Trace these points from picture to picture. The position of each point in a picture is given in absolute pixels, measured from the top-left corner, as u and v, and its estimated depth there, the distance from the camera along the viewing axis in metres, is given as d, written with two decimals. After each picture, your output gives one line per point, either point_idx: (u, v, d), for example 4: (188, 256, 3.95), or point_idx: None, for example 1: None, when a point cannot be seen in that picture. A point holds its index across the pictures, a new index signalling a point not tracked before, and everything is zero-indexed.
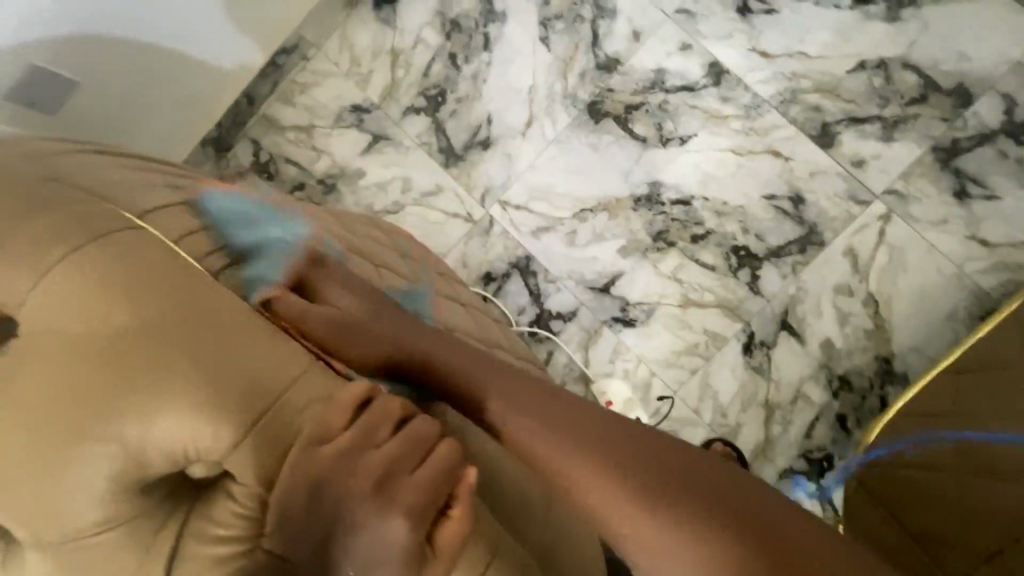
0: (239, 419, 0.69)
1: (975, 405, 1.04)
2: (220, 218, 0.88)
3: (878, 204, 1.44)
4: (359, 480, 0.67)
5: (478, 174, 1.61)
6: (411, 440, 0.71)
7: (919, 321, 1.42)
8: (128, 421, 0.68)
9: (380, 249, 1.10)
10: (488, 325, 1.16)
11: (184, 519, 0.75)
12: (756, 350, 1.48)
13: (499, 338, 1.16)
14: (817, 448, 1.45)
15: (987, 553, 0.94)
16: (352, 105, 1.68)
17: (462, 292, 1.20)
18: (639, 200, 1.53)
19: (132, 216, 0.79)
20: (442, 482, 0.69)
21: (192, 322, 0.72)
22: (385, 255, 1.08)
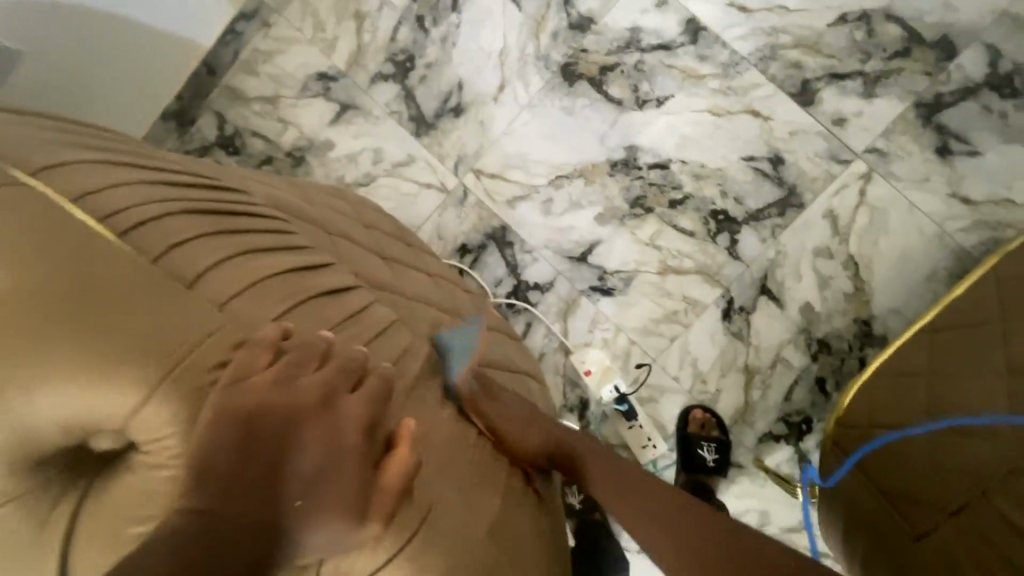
0: (146, 383, 0.66)
1: (956, 364, 1.03)
2: (139, 177, 0.79)
3: (859, 163, 1.40)
4: (304, 400, 0.70)
5: (450, 143, 1.56)
6: (343, 367, 0.75)
7: (899, 282, 1.40)
8: (14, 390, 0.62)
9: (338, 218, 1.03)
10: (452, 296, 1.12)
11: (82, 496, 0.69)
12: (735, 315, 1.46)
13: (464, 309, 1.11)
14: (796, 411, 1.45)
15: (955, 506, 0.91)
16: (318, 73, 1.62)
17: (429, 264, 1.16)
18: (615, 165, 1.49)
19: (22, 172, 0.70)
20: (380, 401, 0.76)
21: (108, 288, 0.67)
22: (340, 223, 1.02)
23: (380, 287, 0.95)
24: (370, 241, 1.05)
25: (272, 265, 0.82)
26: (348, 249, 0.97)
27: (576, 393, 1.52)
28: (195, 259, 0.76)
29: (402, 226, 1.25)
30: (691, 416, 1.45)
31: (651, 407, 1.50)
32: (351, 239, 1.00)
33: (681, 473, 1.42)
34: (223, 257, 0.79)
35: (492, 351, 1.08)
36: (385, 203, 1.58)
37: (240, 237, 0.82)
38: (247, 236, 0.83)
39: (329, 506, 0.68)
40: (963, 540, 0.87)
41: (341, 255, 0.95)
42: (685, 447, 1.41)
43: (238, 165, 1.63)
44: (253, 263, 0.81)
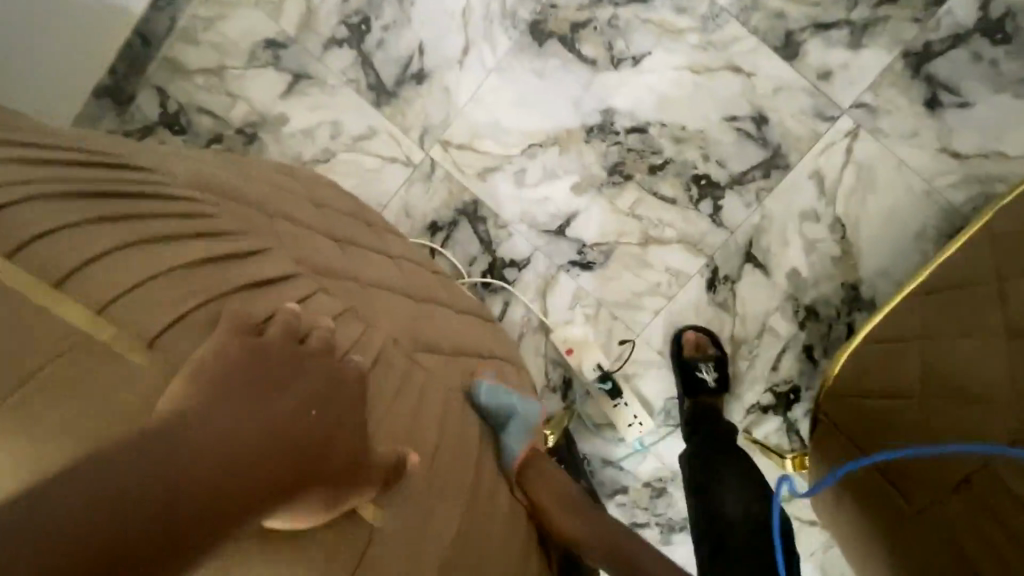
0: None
1: (946, 327, 1.00)
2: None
3: (845, 119, 1.33)
4: (304, 360, 0.62)
5: (414, 113, 1.45)
6: (332, 344, 0.66)
7: (887, 243, 1.35)
8: None
9: (287, 197, 0.91)
10: (416, 279, 1.02)
11: None
12: (720, 285, 1.40)
13: (429, 293, 1.02)
14: (784, 381, 1.41)
15: (956, 480, 0.87)
16: (265, 40, 1.48)
17: (391, 244, 1.07)
18: (591, 130, 1.40)
19: None
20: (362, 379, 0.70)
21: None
22: (287, 201, 0.90)
23: (329, 276, 0.83)
24: (322, 222, 0.93)
25: (182, 255, 0.64)
26: (293, 235, 0.83)
27: (558, 372, 1.47)
28: (108, 278, 0.57)
29: (363, 205, 1.16)
30: (686, 338, 1.40)
31: (636, 383, 1.46)
32: (301, 218, 0.89)
33: (687, 399, 1.39)
34: (117, 242, 0.59)
35: (460, 336, 1.00)
36: (347, 180, 1.47)
37: (141, 223, 0.63)
38: (150, 222, 0.64)
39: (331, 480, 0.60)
40: (972, 518, 0.83)
41: (282, 241, 0.80)
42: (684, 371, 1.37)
43: (185, 145, 1.50)
44: (151, 253, 0.61)
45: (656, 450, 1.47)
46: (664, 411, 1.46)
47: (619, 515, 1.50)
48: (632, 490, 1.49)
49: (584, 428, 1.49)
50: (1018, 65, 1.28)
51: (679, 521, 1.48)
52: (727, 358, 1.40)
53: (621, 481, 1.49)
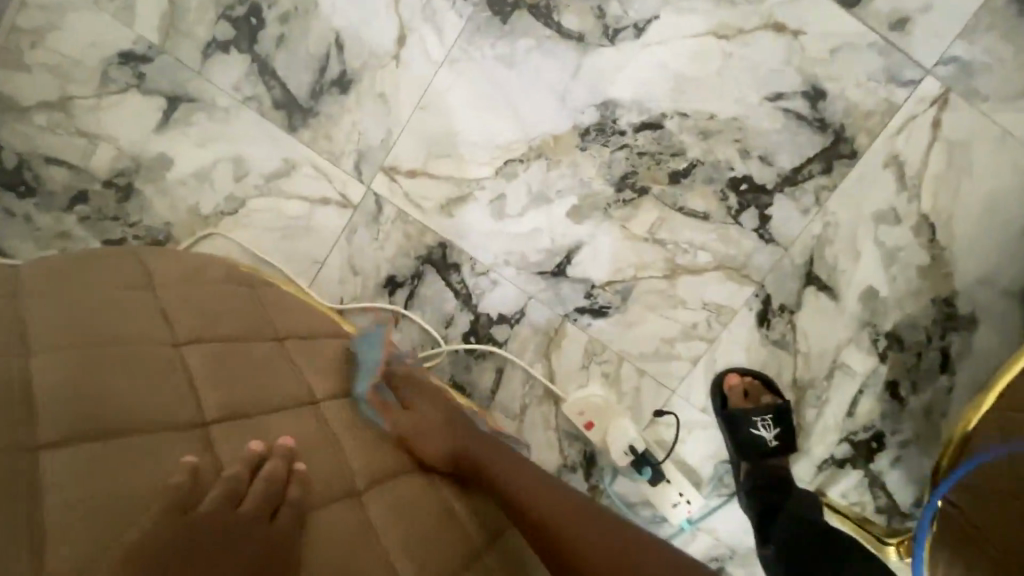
0: None
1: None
2: None
3: (929, 82, 0.98)
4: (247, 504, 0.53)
5: (342, 133, 1.06)
6: (272, 495, 0.55)
7: (989, 242, 1.02)
8: None
9: (99, 360, 0.55)
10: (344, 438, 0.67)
11: None
12: (775, 318, 1.07)
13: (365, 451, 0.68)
14: (863, 427, 1.10)
15: None
16: (121, 54, 1.06)
17: (302, 364, 0.71)
18: (587, 132, 1.03)
19: None
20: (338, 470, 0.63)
21: None
22: (96, 371, 0.54)
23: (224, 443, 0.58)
24: (162, 386, 0.57)
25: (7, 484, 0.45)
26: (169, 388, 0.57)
27: (576, 448, 1.14)
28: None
29: (280, 299, 0.79)
30: (728, 385, 1.08)
31: (676, 450, 1.13)
32: (111, 411, 0.52)
33: (742, 462, 1.07)
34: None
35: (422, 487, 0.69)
36: (267, 235, 1.09)
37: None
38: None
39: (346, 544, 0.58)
40: None
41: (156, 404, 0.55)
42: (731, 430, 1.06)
43: (33, 211, 1.08)
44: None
45: (707, 523, 1.15)
46: (714, 478, 1.14)
47: None
48: None
49: (614, 510, 1.17)
50: None
51: None
52: (788, 405, 1.08)
53: None
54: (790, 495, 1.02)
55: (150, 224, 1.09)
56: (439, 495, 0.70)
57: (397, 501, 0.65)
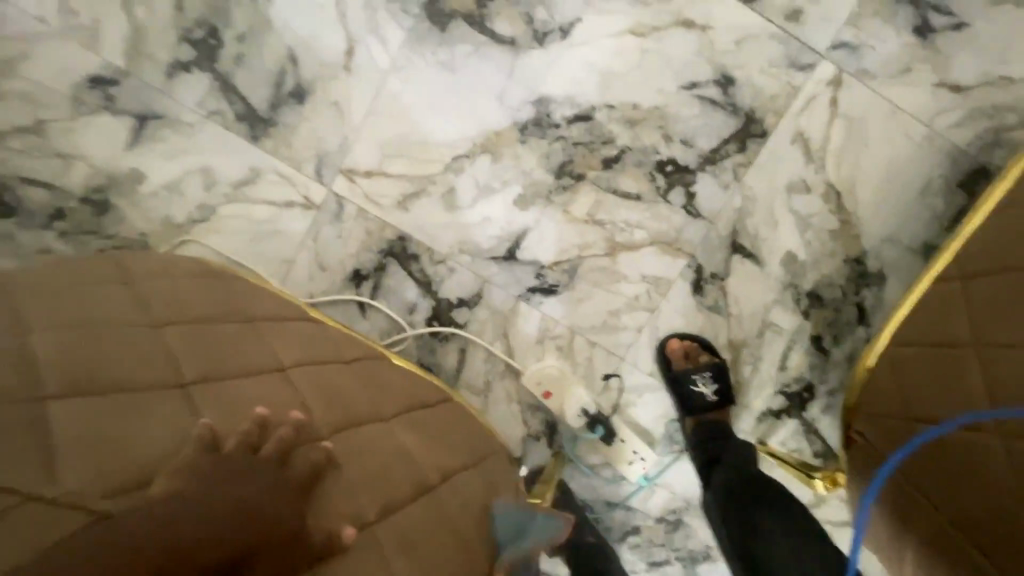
0: None
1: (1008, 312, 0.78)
2: None
3: (824, 66, 1.10)
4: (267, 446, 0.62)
5: (302, 141, 1.15)
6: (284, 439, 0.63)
7: (890, 205, 1.14)
8: None
9: (90, 335, 0.63)
10: (316, 400, 0.74)
11: None
12: (708, 285, 1.19)
13: (343, 408, 0.76)
14: (795, 380, 1.21)
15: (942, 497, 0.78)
16: (89, 78, 1.14)
17: (273, 340, 0.81)
18: (526, 127, 1.13)
19: None
20: (335, 414, 0.74)
21: None
22: (93, 347, 0.62)
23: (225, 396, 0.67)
24: (149, 357, 0.65)
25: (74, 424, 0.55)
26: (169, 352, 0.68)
27: (538, 418, 1.23)
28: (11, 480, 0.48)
29: (248, 293, 0.89)
30: (671, 349, 1.19)
31: (629, 413, 1.24)
32: (105, 376, 0.60)
33: (686, 418, 1.17)
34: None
35: (397, 436, 0.78)
36: (237, 239, 1.18)
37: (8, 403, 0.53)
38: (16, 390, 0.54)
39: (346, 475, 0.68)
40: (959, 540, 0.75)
41: (161, 367, 0.65)
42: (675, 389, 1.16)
43: (15, 230, 1.15)
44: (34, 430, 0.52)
45: (662, 479, 1.26)
46: (666, 436, 1.24)
47: (635, 558, 1.28)
48: (644, 529, 1.27)
49: (578, 473, 1.26)
50: None
51: (702, 551, 1.27)
52: (725, 364, 1.19)
53: (631, 521, 1.27)
54: (731, 444, 1.13)
55: (127, 235, 1.17)
56: (399, 440, 0.78)
57: (370, 447, 0.74)
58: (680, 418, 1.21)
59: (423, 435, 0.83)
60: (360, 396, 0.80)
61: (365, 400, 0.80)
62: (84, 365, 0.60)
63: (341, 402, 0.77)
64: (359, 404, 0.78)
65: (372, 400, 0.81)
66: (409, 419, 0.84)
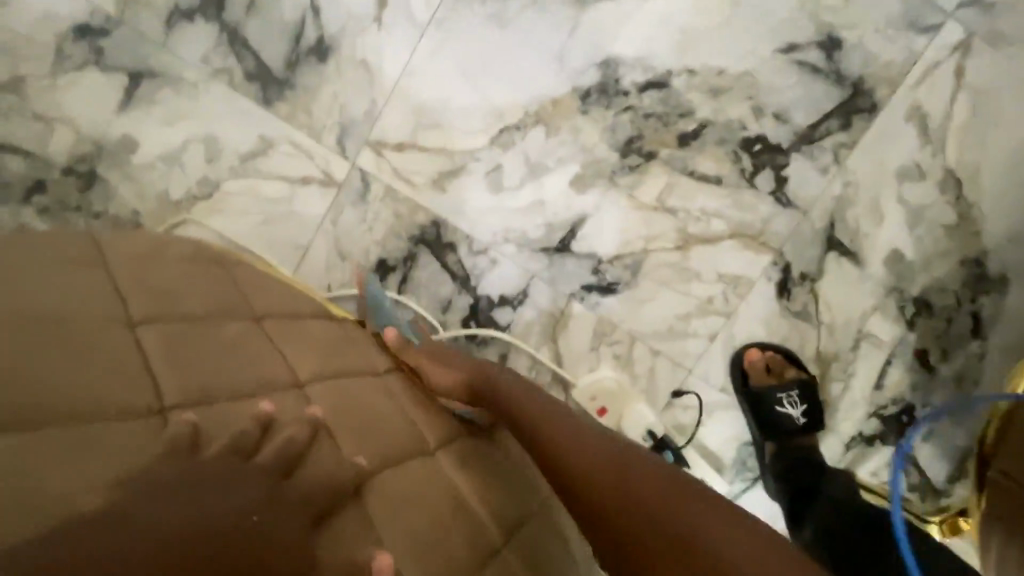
0: None
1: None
2: None
3: (951, 27, 0.92)
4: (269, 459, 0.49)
5: (322, 106, 0.98)
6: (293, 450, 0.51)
7: (1021, 197, 0.96)
8: None
9: (57, 340, 0.48)
10: (341, 422, 0.58)
11: None
12: (796, 287, 1.00)
13: (376, 434, 0.60)
14: (892, 401, 1.03)
15: None
16: (76, 28, 0.97)
17: (285, 343, 0.64)
18: (588, 94, 0.95)
19: None
20: (364, 437, 0.59)
21: None
22: (62, 357, 0.47)
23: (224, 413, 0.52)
24: (128, 369, 0.49)
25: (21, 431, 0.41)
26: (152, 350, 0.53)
27: None
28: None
29: (256, 282, 0.72)
30: (750, 362, 1.01)
31: (695, 434, 1.06)
32: (69, 381, 0.46)
33: (767, 443, 1.00)
34: None
35: (444, 473, 0.62)
36: (244, 220, 1.01)
37: None
38: None
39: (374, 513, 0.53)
40: None
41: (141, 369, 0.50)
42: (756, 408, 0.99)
43: None
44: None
45: None
46: (737, 463, 1.06)
47: None
48: None
49: None
50: None
51: None
52: (813, 380, 1.02)
53: None
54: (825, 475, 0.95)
55: (116, 213, 1.00)
56: (444, 475, 0.62)
57: (409, 485, 0.58)
58: (757, 441, 1.03)
59: (474, 469, 0.65)
60: (397, 416, 0.64)
61: (401, 423, 0.64)
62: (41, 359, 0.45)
63: (370, 424, 0.60)
64: (395, 427, 0.62)
65: (411, 422, 0.65)
66: (457, 444, 0.67)
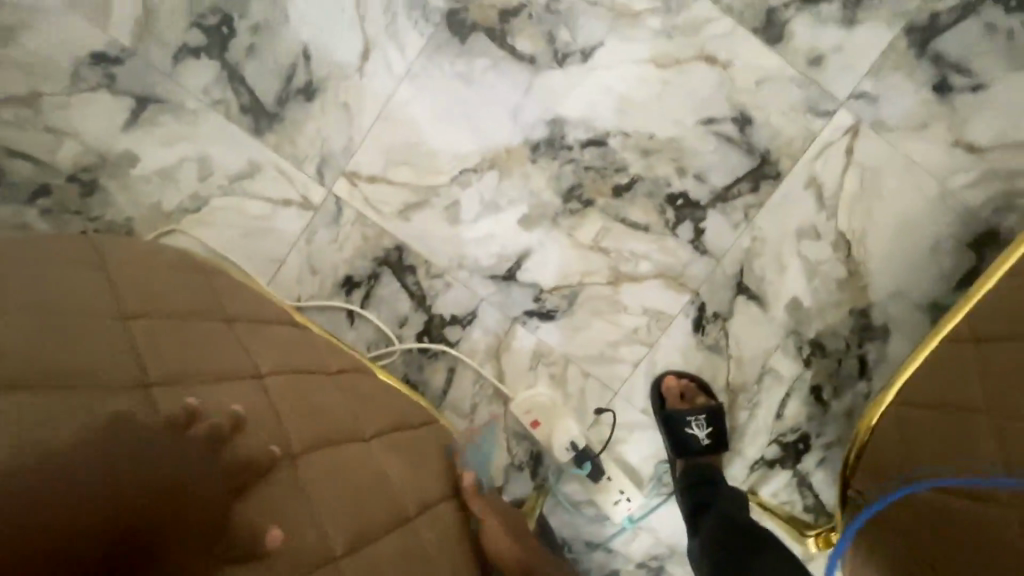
0: None
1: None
2: None
3: (843, 114, 1.09)
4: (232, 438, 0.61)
5: (306, 139, 1.12)
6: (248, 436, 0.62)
7: (899, 260, 1.12)
8: None
9: (51, 331, 0.56)
10: (295, 409, 0.70)
11: None
12: (710, 324, 1.15)
13: (323, 419, 0.72)
14: (790, 430, 1.17)
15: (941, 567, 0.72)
16: (92, 55, 1.10)
17: (251, 342, 0.76)
18: (538, 147, 1.11)
19: None
20: (314, 422, 0.71)
21: None
22: (46, 346, 0.54)
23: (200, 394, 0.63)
24: (123, 352, 0.60)
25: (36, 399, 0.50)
26: (141, 340, 0.63)
27: (523, 448, 1.18)
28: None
29: (226, 288, 0.84)
30: (667, 386, 1.14)
31: (619, 450, 1.19)
32: (78, 359, 0.56)
33: (677, 460, 1.12)
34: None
35: (376, 458, 0.75)
36: (228, 233, 1.13)
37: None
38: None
39: (314, 486, 0.65)
40: None
41: (132, 354, 0.61)
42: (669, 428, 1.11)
43: None
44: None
45: (648, 523, 1.20)
46: (654, 478, 1.19)
47: None
48: (623, 574, 1.21)
49: (560, 509, 1.20)
50: None
51: None
52: (722, 407, 1.15)
53: (611, 564, 1.21)
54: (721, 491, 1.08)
55: (112, 219, 1.12)
56: (377, 459, 0.75)
57: (345, 464, 0.70)
58: (671, 458, 1.16)
59: (400, 458, 0.78)
60: (339, 406, 0.76)
61: (346, 412, 0.76)
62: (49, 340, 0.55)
63: (318, 412, 0.73)
64: (343, 412, 0.75)
65: (355, 413, 0.77)
66: (389, 435, 0.80)
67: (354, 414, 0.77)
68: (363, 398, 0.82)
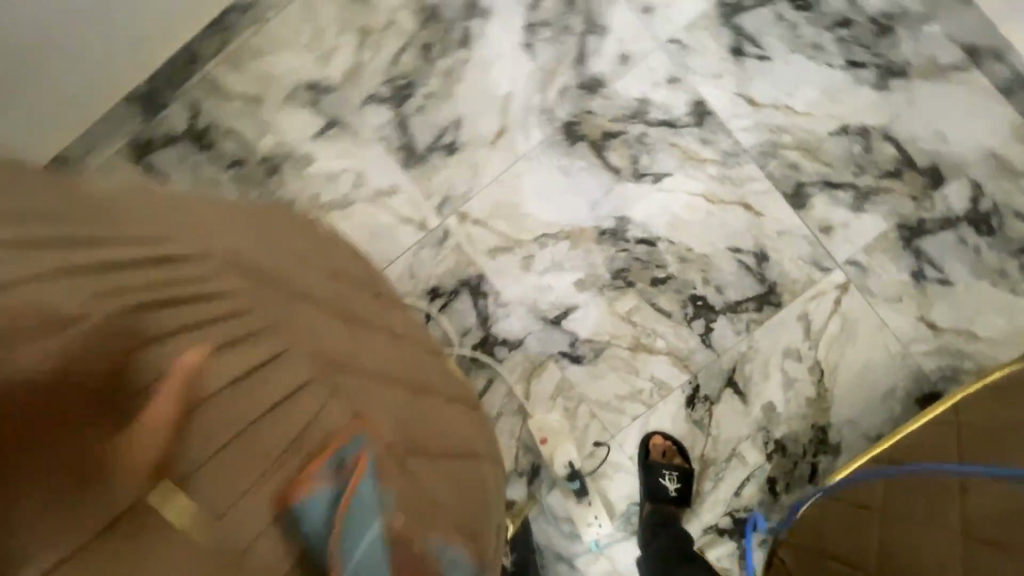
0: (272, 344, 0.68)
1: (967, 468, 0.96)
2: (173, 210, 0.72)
3: (839, 273, 1.42)
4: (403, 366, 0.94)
5: (438, 180, 1.49)
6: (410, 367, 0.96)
7: (858, 396, 1.41)
8: None
9: (322, 276, 0.90)
10: (425, 361, 1.04)
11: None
12: (699, 403, 1.44)
13: (438, 373, 1.05)
14: (743, 507, 1.43)
15: None
16: (308, 82, 1.52)
17: (395, 313, 1.09)
18: (604, 233, 1.46)
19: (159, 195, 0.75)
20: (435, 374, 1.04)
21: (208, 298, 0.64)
22: (323, 283, 0.88)
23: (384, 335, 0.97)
24: (350, 297, 0.94)
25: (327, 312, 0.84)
26: (353, 294, 0.97)
27: (528, 458, 1.46)
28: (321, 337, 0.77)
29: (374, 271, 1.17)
30: (653, 442, 1.43)
31: (602, 482, 1.46)
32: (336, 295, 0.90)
33: (647, 502, 1.39)
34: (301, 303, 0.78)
35: (467, 408, 1.07)
36: (359, 230, 1.49)
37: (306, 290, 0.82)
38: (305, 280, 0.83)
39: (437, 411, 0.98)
40: None
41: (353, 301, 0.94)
42: (646, 475, 1.38)
43: (206, 162, 1.50)
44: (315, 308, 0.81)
45: (609, 551, 1.45)
46: (624, 514, 1.45)
47: None
48: None
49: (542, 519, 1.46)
50: (997, 257, 1.38)
51: None
52: (692, 471, 1.42)
53: None
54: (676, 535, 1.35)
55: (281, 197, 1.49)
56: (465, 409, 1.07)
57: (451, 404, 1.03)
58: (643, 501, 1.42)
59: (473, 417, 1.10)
60: (442, 371, 1.09)
61: (445, 376, 1.08)
62: (323, 279, 0.89)
63: (435, 369, 1.06)
64: (445, 376, 1.08)
65: (450, 379, 1.10)
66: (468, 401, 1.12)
67: (449, 379, 1.10)
68: (451, 374, 1.14)
